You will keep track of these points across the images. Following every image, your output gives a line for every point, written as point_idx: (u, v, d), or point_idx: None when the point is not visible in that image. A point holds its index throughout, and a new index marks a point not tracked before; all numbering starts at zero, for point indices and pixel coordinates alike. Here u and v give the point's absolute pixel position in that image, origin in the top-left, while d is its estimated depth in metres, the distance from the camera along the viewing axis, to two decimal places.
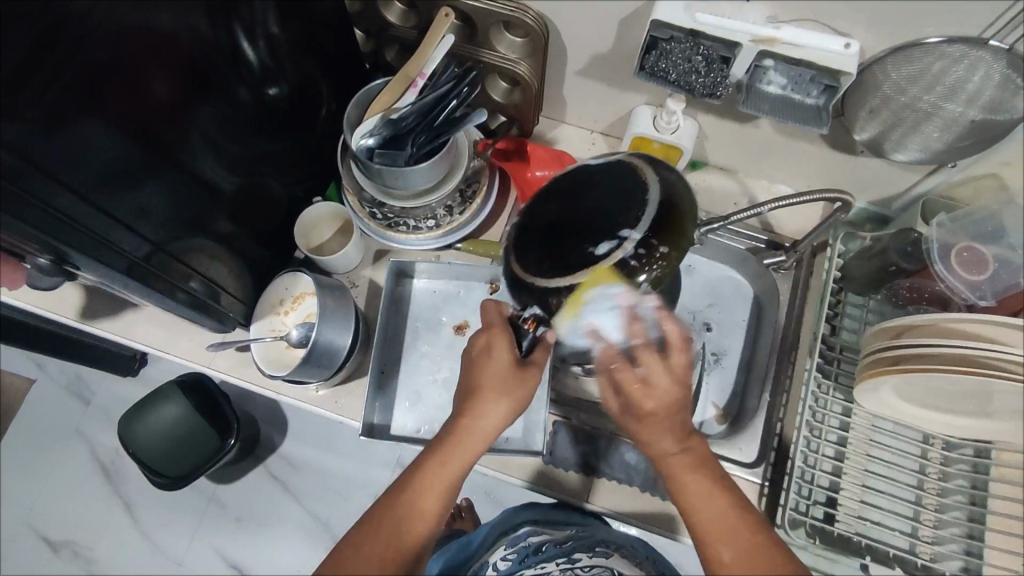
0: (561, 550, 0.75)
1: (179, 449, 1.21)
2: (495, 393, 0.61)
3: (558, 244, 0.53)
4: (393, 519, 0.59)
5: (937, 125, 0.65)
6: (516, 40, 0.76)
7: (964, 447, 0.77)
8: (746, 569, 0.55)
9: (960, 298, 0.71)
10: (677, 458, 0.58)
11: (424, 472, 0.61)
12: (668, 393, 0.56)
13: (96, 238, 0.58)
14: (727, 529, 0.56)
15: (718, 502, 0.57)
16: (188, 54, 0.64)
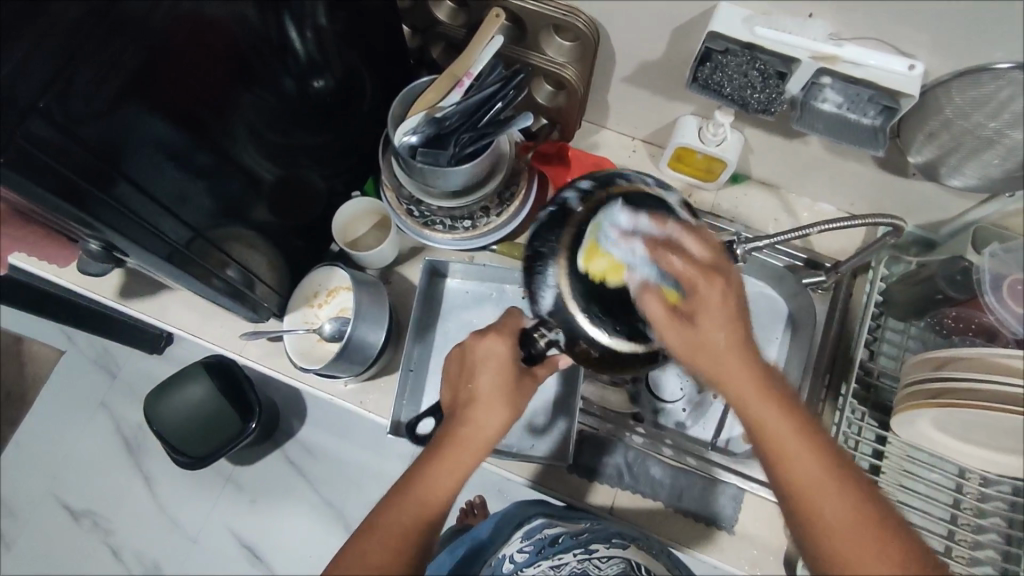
0: (577, 540, 0.73)
1: (201, 430, 1.22)
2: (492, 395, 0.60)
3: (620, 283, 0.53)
4: (390, 525, 0.56)
5: (998, 152, 0.63)
6: (565, 44, 0.75)
7: (1002, 484, 0.75)
8: (809, 462, 0.50)
9: (1008, 331, 0.67)
10: (734, 363, 0.49)
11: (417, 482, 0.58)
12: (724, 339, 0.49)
13: (145, 225, 0.58)
14: (801, 459, 0.50)
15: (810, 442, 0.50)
16: (234, 42, 0.64)
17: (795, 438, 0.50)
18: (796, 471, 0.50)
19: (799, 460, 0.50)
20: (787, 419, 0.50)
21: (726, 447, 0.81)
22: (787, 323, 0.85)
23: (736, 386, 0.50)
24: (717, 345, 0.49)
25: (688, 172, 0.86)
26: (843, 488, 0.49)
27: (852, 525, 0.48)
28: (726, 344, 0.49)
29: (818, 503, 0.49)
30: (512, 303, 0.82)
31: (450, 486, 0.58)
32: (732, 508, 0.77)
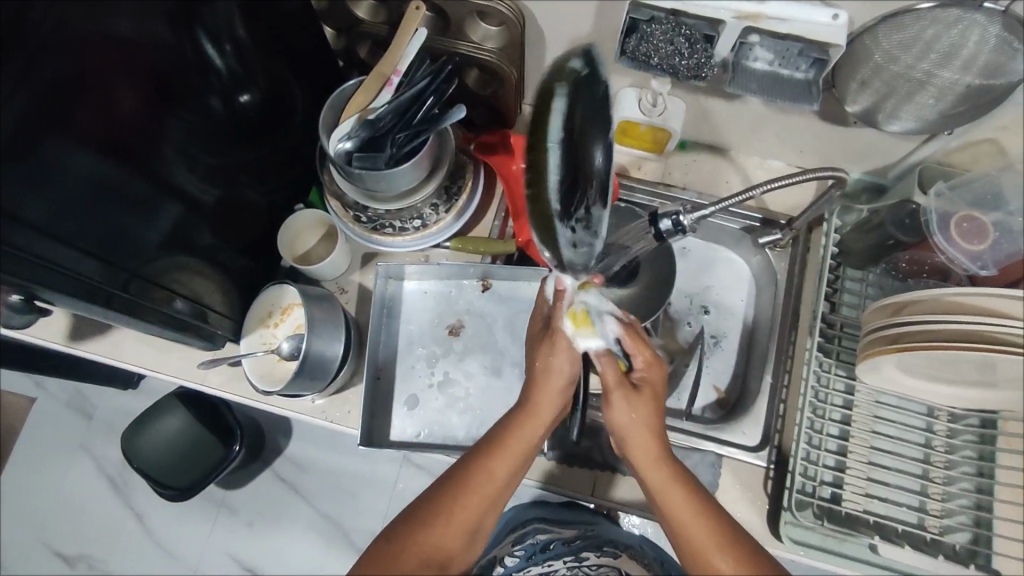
0: (569, 548, 0.80)
1: (183, 460, 1.20)
2: (548, 396, 0.62)
3: (568, 167, 0.58)
4: (452, 501, 0.57)
5: (932, 93, 0.63)
6: (491, 29, 0.73)
7: (969, 417, 0.76)
8: (685, 508, 0.57)
9: (960, 268, 0.69)
10: (640, 431, 0.60)
11: (468, 475, 0.58)
12: (633, 418, 0.60)
13: (65, 273, 0.56)
14: (653, 460, 0.59)
15: (658, 452, 0.59)
16: (139, 69, 0.60)
17: (649, 446, 0.59)
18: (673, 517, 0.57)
19: (672, 501, 0.57)
20: (646, 430, 0.60)
21: (702, 414, 0.82)
22: (751, 284, 0.88)
23: (635, 440, 0.60)
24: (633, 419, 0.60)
25: (634, 144, 0.85)
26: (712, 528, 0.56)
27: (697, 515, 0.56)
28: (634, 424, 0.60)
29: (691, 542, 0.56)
30: (472, 297, 0.81)
31: (512, 469, 0.59)
32: (712, 475, 0.76)
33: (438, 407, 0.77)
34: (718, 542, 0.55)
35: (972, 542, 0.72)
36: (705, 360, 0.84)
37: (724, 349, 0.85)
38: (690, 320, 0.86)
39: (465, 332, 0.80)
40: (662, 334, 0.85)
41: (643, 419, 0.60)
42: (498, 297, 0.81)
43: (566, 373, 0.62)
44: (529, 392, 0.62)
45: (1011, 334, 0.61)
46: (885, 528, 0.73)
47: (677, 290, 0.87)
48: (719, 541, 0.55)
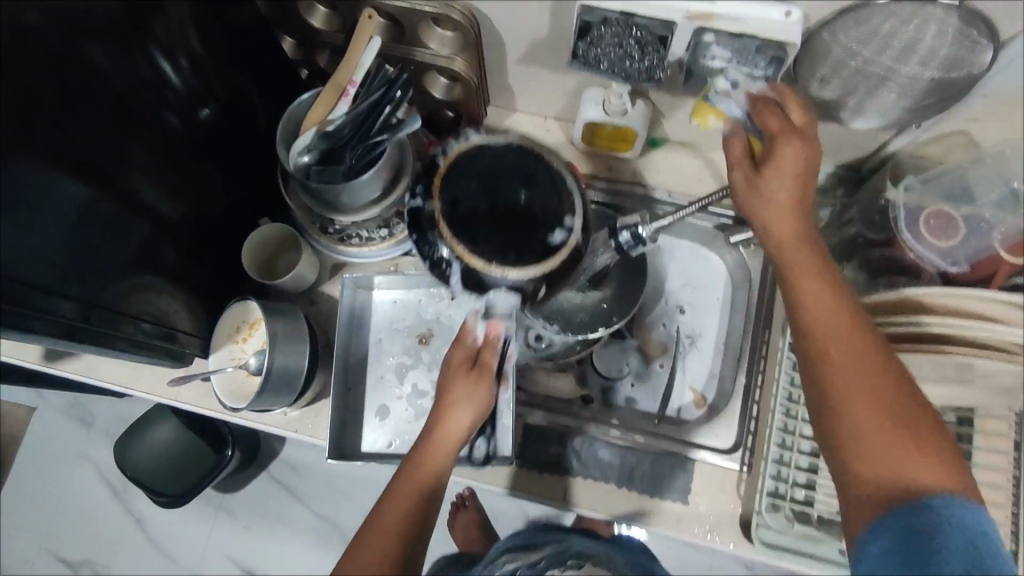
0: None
1: (177, 467, 1.22)
2: (452, 417, 0.62)
3: (519, 218, 0.52)
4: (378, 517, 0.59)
5: (894, 88, 0.61)
6: (447, 34, 0.72)
7: (946, 415, 0.75)
8: (843, 372, 0.51)
9: (932, 267, 0.67)
10: (785, 221, 0.55)
11: (400, 483, 0.60)
12: (781, 196, 0.55)
13: (20, 310, 0.55)
14: (846, 333, 0.52)
15: (837, 296, 0.53)
16: (78, 93, 0.59)
17: (842, 327, 0.52)
18: (830, 367, 0.51)
19: (851, 374, 0.50)
20: (833, 294, 0.53)
21: (678, 416, 0.81)
22: (726, 282, 0.86)
23: (787, 241, 0.55)
24: (767, 190, 0.56)
25: (608, 145, 0.83)
26: (867, 387, 0.50)
27: (903, 423, 0.48)
28: (770, 201, 0.56)
29: (845, 438, 0.50)
30: (442, 306, 0.81)
31: (421, 482, 0.61)
32: (683, 479, 0.75)
33: (409, 418, 0.77)
34: (933, 456, 0.47)
35: None
36: (680, 362, 0.83)
37: (700, 349, 0.84)
38: (666, 320, 0.85)
39: (435, 340, 0.80)
40: (637, 337, 0.84)
41: (817, 288, 0.54)
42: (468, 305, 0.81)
43: (469, 399, 0.63)
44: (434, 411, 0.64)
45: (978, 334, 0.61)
46: None
47: (652, 291, 0.86)
48: (938, 458, 0.47)
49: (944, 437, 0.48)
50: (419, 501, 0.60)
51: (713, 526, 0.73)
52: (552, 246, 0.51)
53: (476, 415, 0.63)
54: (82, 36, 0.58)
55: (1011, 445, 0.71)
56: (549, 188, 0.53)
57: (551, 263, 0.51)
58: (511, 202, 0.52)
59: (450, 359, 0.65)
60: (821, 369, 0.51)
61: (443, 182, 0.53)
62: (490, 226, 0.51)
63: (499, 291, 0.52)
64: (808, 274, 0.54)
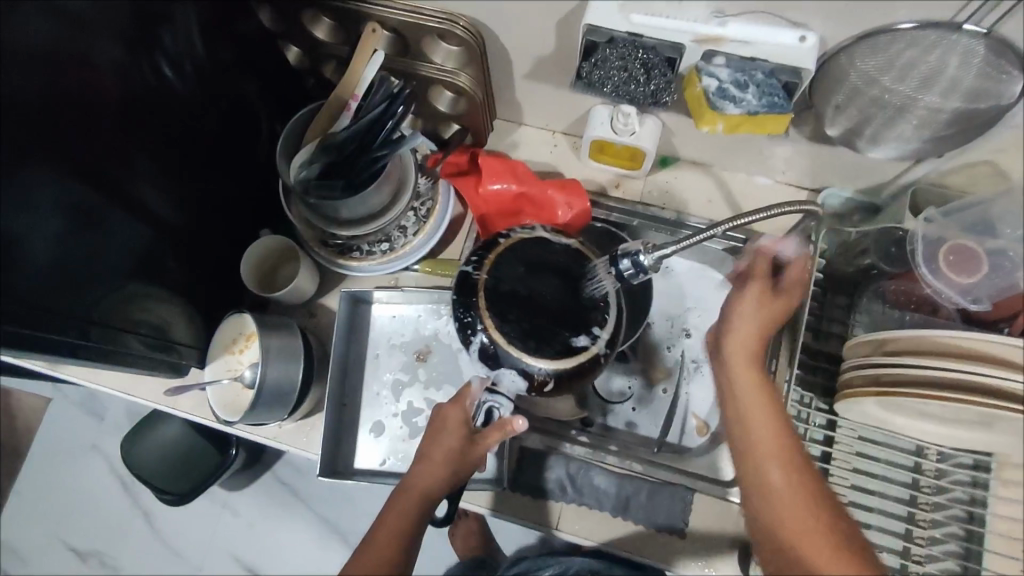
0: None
1: (180, 466, 1.22)
2: (434, 467, 0.61)
3: (552, 310, 0.59)
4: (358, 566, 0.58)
5: (914, 118, 0.58)
6: (452, 48, 0.70)
7: (960, 457, 0.72)
8: (765, 421, 0.56)
9: (951, 304, 0.65)
10: (746, 307, 0.60)
11: (373, 538, 0.59)
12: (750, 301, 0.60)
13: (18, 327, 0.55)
14: (762, 413, 0.56)
15: (770, 410, 0.56)
16: (82, 107, 0.58)
17: (772, 442, 0.55)
18: (785, 520, 0.52)
19: (759, 424, 0.56)
20: (767, 426, 0.56)
21: (679, 443, 0.78)
22: None
23: (747, 326, 0.60)
24: (753, 295, 0.61)
25: (613, 161, 0.81)
26: (814, 514, 0.52)
27: (824, 529, 0.51)
28: (744, 308, 0.61)
29: (759, 479, 0.55)
30: (441, 322, 0.80)
31: (399, 527, 0.60)
32: (680, 509, 0.74)
33: (403, 436, 0.76)
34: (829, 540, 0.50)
35: None
36: (683, 387, 0.80)
37: (705, 374, 0.81)
38: (670, 344, 0.82)
39: (432, 358, 0.79)
40: (639, 360, 0.82)
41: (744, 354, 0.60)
42: None
43: (455, 452, 0.62)
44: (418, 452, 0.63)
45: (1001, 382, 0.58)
46: None
47: (657, 312, 0.83)
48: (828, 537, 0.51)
49: (856, 529, 0.52)
50: (390, 560, 0.58)
51: None
52: (574, 347, 0.58)
53: (455, 479, 0.62)
54: (92, 41, 0.58)
55: None
56: (589, 297, 0.60)
57: (567, 360, 0.58)
58: (547, 296, 0.59)
59: (443, 417, 0.64)
60: (744, 410, 0.57)
61: (496, 260, 0.61)
62: (522, 311, 0.59)
63: (510, 371, 0.59)
64: (747, 377, 0.59)
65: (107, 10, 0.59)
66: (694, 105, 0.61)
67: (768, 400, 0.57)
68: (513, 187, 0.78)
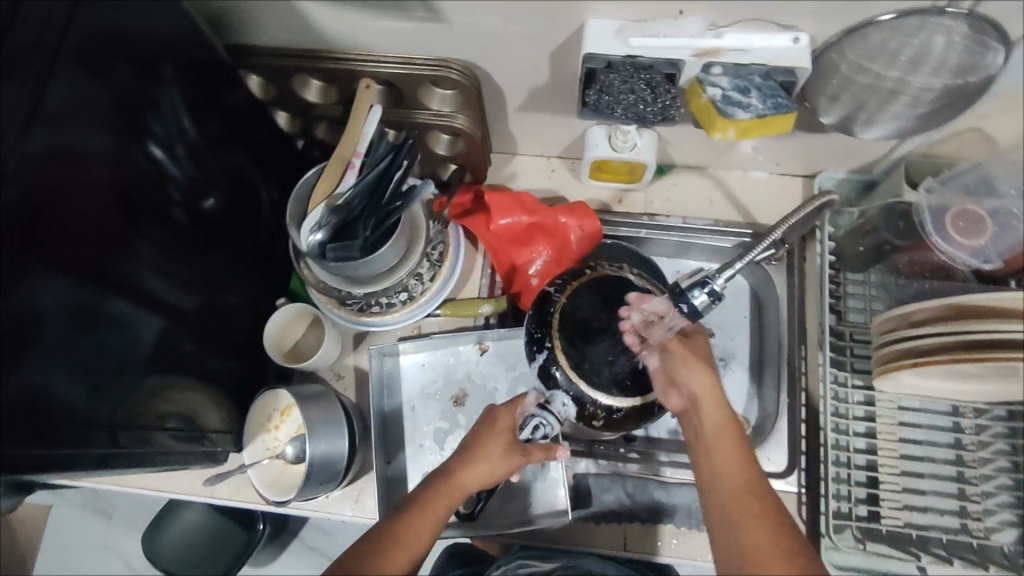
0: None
1: (205, 551, 1.16)
2: (478, 469, 0.62)
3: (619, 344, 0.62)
4: (374, 543, 0.57)
5: (905, 100, 0.61)
6: (446, 92, 0.71)
7: (994, 410, 0.73)
8: (733, 476, 0.54)
9: (963, 265, 0.68)
10: (694, 371, 0.58)
11: (408, 523, 0.59)
12: (684, 368, 0.58)
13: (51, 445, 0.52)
14: (721, 472, 0.54)
15: (738, 468, 0.54)
16: (69, 210, 0.54)
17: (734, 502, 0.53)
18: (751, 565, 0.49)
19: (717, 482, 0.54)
20: (731, 486, 0.53)
21: None
22: (752, 299, 0.83)
23: (703, 393, 0.57)
24: (689, 356, 0.58)
25: (611, 178, 0.82)
26: (783, 559, 0.49)
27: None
28: (692, 378, 0.58)
29: (731, 547, 0.51)
30: (471, 362, 0.79)
31: (429, 517, 0.60)
32: None
33: None
34: None
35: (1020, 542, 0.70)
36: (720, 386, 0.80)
37: (735, 371, 0.80)
38: None
39: (469, 401, 0.78)
40: None
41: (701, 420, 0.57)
42: (498, 359, 0.79)
43: (501, 454, 0.63)
44: (465, 440, 0.64)
45: None
46: (929, 540, 0.71)
47: None
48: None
49: None
50: (412, 545, 0.58)
51: None
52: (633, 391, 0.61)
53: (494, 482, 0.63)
54: (76, 133, 0.54)
55: None
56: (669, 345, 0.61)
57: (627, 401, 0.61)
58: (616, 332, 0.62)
59: (494, 418, 0.65)
60: (715, 469, 0.55)
61: (576, 290, 0.64)
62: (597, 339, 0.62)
63: (564, 394, 0.63)
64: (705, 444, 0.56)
65: (93, 100, 0.55)
66: (702, 116, 0.61)
67: (728, 462, 0.54)
68: (522, 218, 0.79)
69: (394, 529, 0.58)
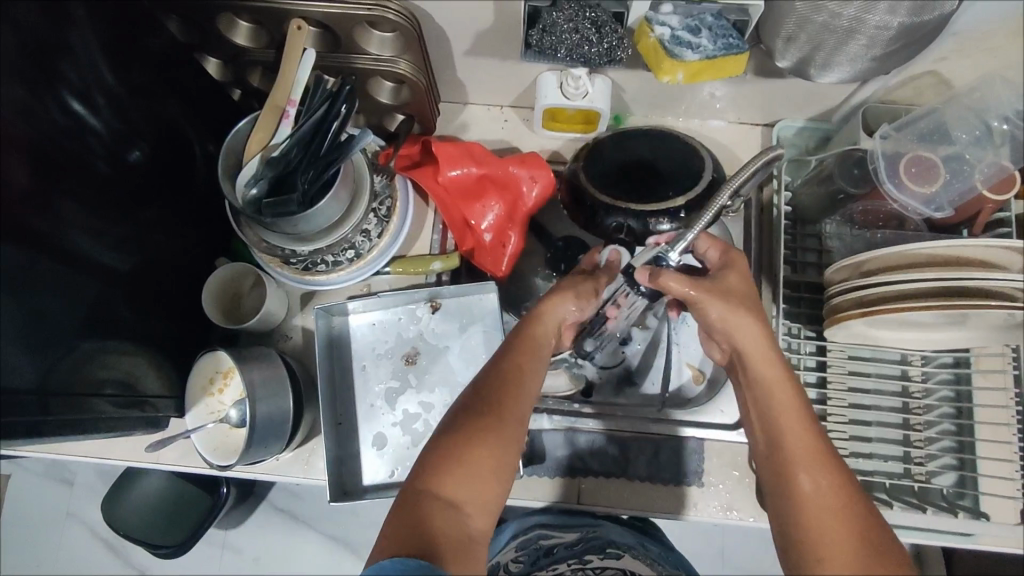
0: (573, 552, 0.84)
1: (166, 516, 1.12)
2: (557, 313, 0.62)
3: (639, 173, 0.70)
4: (459, 435, 0.52)
5: (862, 40, 0.57)
6: (386, 35, 0.67)
7: (941, 357, 0.74)
8: (795, 430, 0.52)
9: (915, 214, 0.68)
10: (746, 323, 0.56)
11: (506, 382, 0.55)
12: (725, 309, 0.57)
13: None
14: (782, 403, 0.53)
15: (799, 400, 0.53)
16: None
17: (802, 438, 0.51)
18: (812, 525, 0.48)
19: (784, 414, 0.52)
20: (798, 424, 0.52)
21: (678, 394, 0.79)
22: None
23: (750, 343, 0.56)
24: (728, 297, 0.57)
25: (567, 127, 0.79)
26: (850, 507, 0.49)
27: (860, 527, 0.48)
28: (723, 324, 0.57)
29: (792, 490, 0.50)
30: (422, 320, 0.77)
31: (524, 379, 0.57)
32: (696, 461, 0.74)
33: (407, 444, 0.74)
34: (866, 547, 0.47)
35: (959, 485, 0.72)
36: (675, 339, 0.79)
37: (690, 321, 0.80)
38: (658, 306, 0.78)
39: (422, 359, 0.76)
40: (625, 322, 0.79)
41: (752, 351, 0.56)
42: (450, 317, 0.77)
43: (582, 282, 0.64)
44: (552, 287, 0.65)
45: (985, 283, 0.60)
46: (873, 484, 0.72)
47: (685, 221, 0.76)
48: (867, 545, 0.47)
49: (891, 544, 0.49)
50: (514, 410, 0.54)
51: (727, 501, 0.73)
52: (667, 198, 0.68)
53: (578, 315, 0.64)
54: None
55: (1010, 380, 0.72)
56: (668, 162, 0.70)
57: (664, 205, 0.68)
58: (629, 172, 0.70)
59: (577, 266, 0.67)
60: (774, 423, 0.53)
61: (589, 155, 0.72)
62: (623, 185, 0.70)
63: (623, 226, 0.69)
64: (765, 374, 0.55)
65: None
66: (650, 56, 0.60)
67: (791, 400, 0.53)
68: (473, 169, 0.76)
69: (479, 402, 0.54)
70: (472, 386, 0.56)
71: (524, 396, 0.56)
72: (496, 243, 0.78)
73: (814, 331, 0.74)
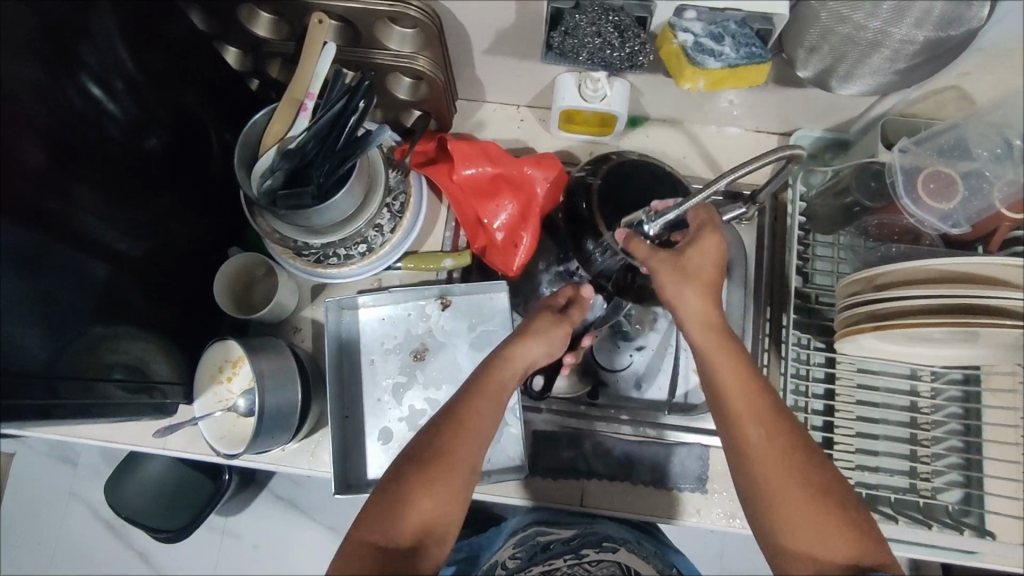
0: (570, 547, 0.85)
1: (170, 501, 1.12)
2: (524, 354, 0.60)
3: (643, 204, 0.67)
4: (410, 463, 0.53)
5: (885, 54, 0.56)
6: (406, 31, 0.67)
7: (951, 373, 0.74)
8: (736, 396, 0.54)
9: (931, 229, 0.68)
10: (687, 297, 0.56)
11: (461, 419, 0.55)
12: (672, 283, 0.56)
13: None
14: (722, 367, 0.55)
15: (737, 364, 0.54)
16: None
17: (745, 399, 0.53)
18: (771, 488, 0.51)
19: (722, 378, 0.54)
20: (739, 387, 0.54)
21: (685, 401, 0.78)
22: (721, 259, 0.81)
23: (689, 316, 0.56)
24: (683, 270, 0.56)
25: (584, 130, 0.79)
26: (801, 468, 0.51)
27: (816, 488, 0.50)
28: (676, 297, 0.56)
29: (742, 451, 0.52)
30: (432, 317, 0.77)
31: (483, 418, 0.56)
32: (700, 467, 0.74)
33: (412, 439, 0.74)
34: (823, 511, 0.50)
35: (964, 502, 0.72)
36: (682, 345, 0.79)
37: None
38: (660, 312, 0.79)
39: (430, 356, 0.76)
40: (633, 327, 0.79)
41: (693, 319, 0.56)
42: (459, 315, 0.77)
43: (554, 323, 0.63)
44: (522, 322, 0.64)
45: (998, 301, 0.60)
46: (877, 498, 0.72)
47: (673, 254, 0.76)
48: (824, 509, 0.50)
49: (851, 496, 0.51)
50: (467, 450, 0.54)
51: (730, 509, 0.73)
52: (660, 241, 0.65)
53: (548, 355, 0.62)
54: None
55: (1019, 399, 0.72)
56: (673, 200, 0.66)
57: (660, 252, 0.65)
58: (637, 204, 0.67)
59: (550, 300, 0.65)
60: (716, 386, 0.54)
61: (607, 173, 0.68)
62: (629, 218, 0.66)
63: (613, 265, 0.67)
64: (708, 342, 0.56)
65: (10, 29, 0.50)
66: (672, 62, 0.60)
67: (732, 361, 0.55)
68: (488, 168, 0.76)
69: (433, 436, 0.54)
70: (428, 425, 0.56)
71: (480, 435, 0.55)
72: (508, 242, 0.77)
73: (824, 342, 0.74)
